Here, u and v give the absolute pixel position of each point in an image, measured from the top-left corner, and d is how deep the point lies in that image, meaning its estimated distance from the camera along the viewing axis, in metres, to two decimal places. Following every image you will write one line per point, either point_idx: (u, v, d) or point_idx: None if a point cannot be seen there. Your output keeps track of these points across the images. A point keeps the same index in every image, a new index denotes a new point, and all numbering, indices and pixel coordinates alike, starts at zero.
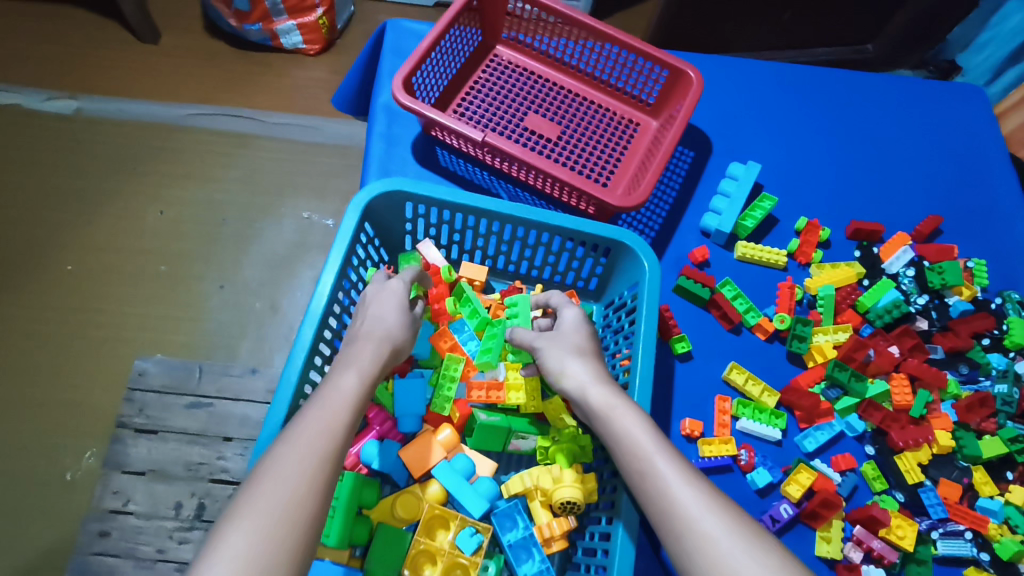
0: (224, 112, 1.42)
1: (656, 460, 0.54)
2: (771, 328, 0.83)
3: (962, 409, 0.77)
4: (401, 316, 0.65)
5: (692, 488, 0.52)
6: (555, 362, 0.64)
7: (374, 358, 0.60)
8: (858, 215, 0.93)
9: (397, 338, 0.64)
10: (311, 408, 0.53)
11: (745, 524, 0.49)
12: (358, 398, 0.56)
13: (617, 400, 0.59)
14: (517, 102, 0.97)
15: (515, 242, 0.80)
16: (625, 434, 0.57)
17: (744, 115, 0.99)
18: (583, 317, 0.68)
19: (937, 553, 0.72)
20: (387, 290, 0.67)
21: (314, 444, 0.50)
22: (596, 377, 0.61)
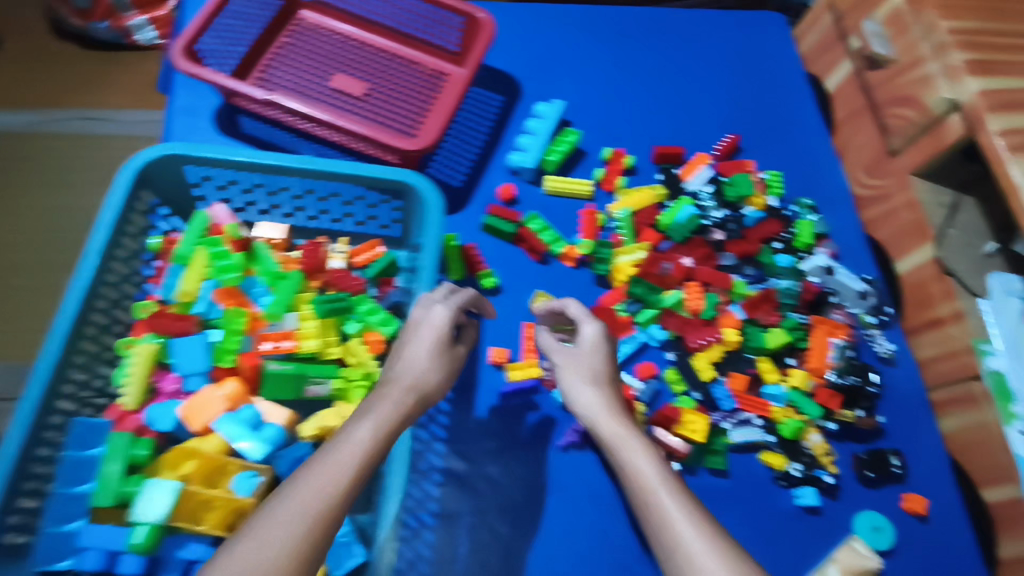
0: (66, 113, 1.36)
1: (660, 492, 0.55)
2: (576, 255, 0.86)
3: (748, 306, 0.82)
4: (432, 357, 0.60)
5: (677, 498, 0.54)
6: (569, 385, 0.66)
7: (400, 413, 0.55)
8: (660, 140, 0.98)
9: (428, 386, 0.59)
10: (308, 468, 0.48)
11: (708, 517, 0.53)
12: (374, 455, 0.51)
13: (628, 432, 0.61)
14: (322, 62, 0.97)
15: (308, 196, 0.80)
16: (631, 468, 0.58)
17: (551, 59, 1.03)
18: (606, 334, 0.69)
19: (731, 442, 0.78)
20: (434, 327, 0.62)
21: (298, 505, 0.46)
22: (608, 404, 0.63)
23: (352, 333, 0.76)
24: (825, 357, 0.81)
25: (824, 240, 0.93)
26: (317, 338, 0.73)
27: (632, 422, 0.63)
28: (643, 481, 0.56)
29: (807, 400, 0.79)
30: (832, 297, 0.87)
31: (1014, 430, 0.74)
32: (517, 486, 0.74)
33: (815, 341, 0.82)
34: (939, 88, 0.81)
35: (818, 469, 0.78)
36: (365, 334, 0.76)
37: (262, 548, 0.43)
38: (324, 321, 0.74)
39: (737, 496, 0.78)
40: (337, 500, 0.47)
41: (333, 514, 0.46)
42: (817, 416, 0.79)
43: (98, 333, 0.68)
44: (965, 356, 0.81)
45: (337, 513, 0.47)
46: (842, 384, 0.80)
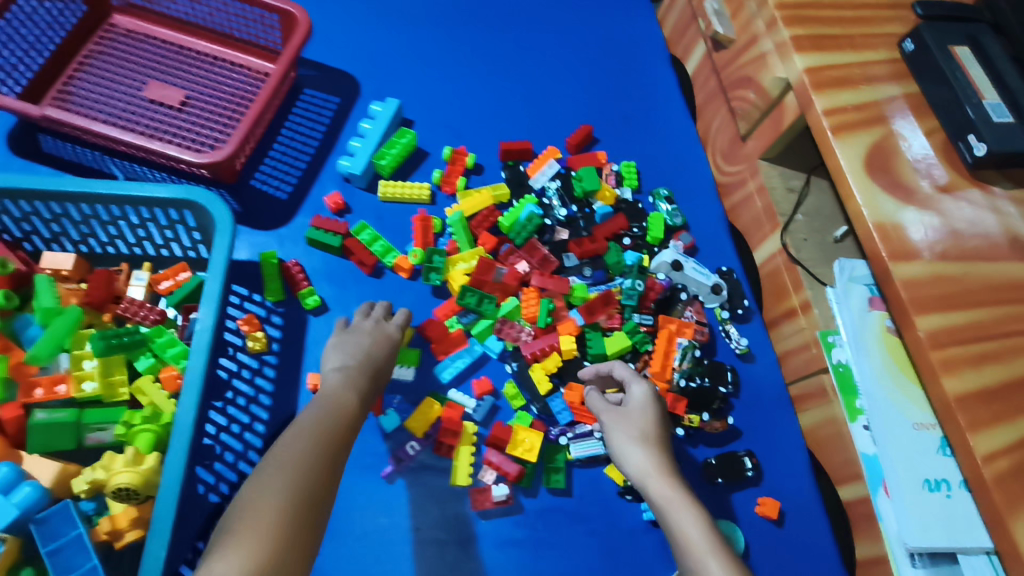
0: None
1: (707, 556, 0.53)
2: (408, 266, 0.81)
3: (585, 311, 0.77)
4: (382, 349, 0.66)
5: (719, 550, 0.53)
6: (621, 446, 0.64)
7: (367, 375, 0.62)
8: (507, 135, 0.92)
9: (381, 363, 0.65)
10: (306, 419, 0.54)
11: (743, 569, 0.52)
12: (356, 411, 0.58)
13: (675, 495, 0.59)
14: (135, 71, 0.89)
15: (93, 222, 0.73)
16: (678, 530, 0.56)
17: (391, 53, 0.96)
18: (658, 396, 0.68)
19: (572, 458, 0.74)
20: (382, 331, 0.68)
21: (322, 438, 0.52)
22: (659, 468, 0.61)
23: (143, 369, 0.69)
24: (668, 360, 0.77)
25: (680, 233, 0.88)
26: (100, 381, 0.67)
27: (681, 482, 0.61)
28: (687, 541, 0.55)
29: None
30: (683, 293, 0.82)
31: (858, 427, 0.71)
32: (339, 525, 0.69)
33: (658, 344, 0.77)
34: (774, 68, 0.78)
35: None
36: (158, 371, 0.69)
37: (270, 483, 0.47)
38: (106, 361, 0.67)
39: (581, 514, 0.73)
40: (339, 439, 0.54)
41: (338, 442, 0.53)
42: None
43: None
44: (814, 349, 0.77)
45: (339, 451, 0.53)
46: (687, 387, 0.76)
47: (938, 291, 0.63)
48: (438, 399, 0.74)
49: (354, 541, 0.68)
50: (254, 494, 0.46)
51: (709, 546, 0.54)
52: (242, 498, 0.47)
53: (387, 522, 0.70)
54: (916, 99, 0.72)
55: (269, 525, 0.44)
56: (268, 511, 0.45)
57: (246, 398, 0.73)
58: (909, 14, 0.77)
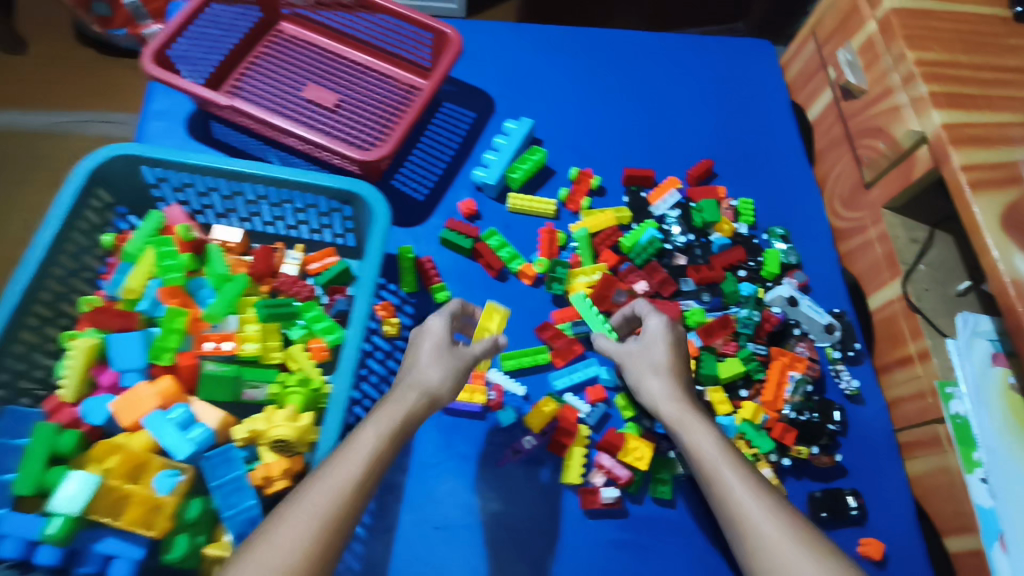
0: (86, 117, 1.43)
1: (722, 467, 0.57)
2: (533, 273, 0.86)
3: (703, 333, 0.80)
4: (435, 361, 0.60)
5: (731, 465, 0.57)
6: (637, 376, 0.68)
7: (403, 408, 0.57)
8: (631, 162, 0.97)
9: (429, 389, 0.59)
10: (313, 480, 0.51)
11: (779, 509, 0.53)
12: (379, 459, 0.53)
13: (686, 414, 0.62)
14: (298, 73, 0.98)
15: (262, 202, 0.80)
16: (693, 447, 0.59)
17: (528, 77, 1.03)
18: (668, 325, 0.70)
19: (678, 473, 0.76)
20: (428, 333, 0.63)
21: (326, 502, 0.49)
22: (669, 393, 0.64)
23: (295, 338, 0.75)
24: (780, 391, 0.78)
25: (794, 270, 0.90)
26: (259, 342, 0.73)
27: (693, 403, 0.64)
28: (702, 459, 0.58)
29: (758, 433, 0.76)
30: (795, 328, 0.84)
31: (975, 479, 0.71)
32: (456, 505, 0.73)
33: (771, 374, 0.79)
34: (907, 121, 0.81)
35: None
36: (308, 342, 0.75)
37: (283, 537, 0.46)
38: (266, 325, 0.74)
39: (682, 528, 0.75)
40: (355, 492, 0.51)
41: (346, 508, 0.49)
42: (768, 450, 0.75)
43: (42, 325, 0.69)
44: (931, 398, 0.78)
45: (346, 508, 0.49)
46: (797, 420, 0.78)
47: None
48: (554, 400, 0.78)
49: (468, 522, 0.72)
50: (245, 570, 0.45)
51: (721, 458, 0.58)
52: (254, 537, 0.47)
53: (499, 510, 0.73)
54: None
55: None
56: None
57: (379, 376, 0.79)
58: None
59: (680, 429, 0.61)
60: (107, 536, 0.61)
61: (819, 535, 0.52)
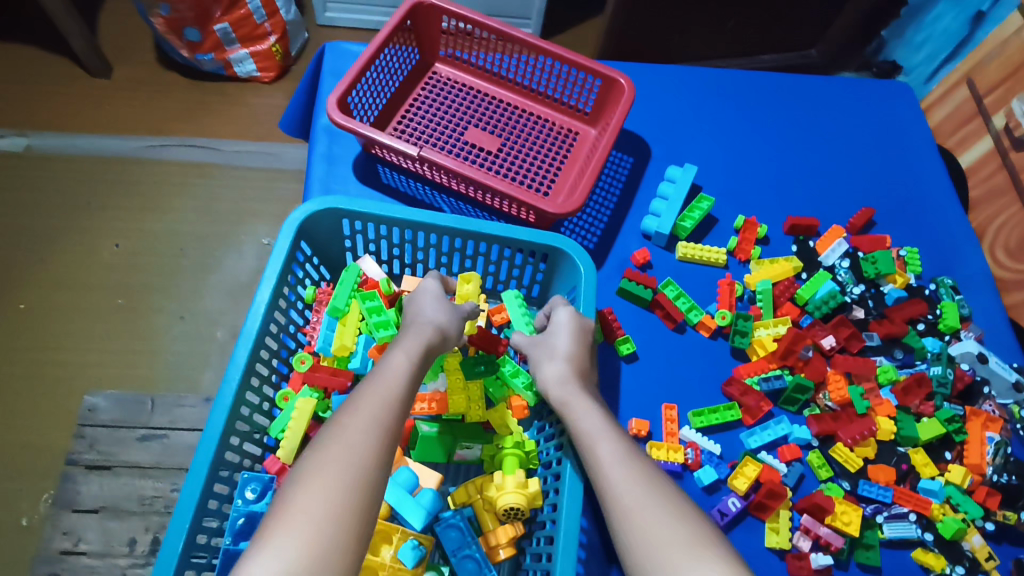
0: (182, 142, 1.40)
1: (599, 442, 0.58)
2: (713, 325, 0.85)
3: (901, 392, 0.79)
4: (442, 307, 0.67)
5: (614, 441, 0.59)
6: (535, 359, 0.68)
7: (423, 340, 0.62)
8: (793, 209, 0.96)
9: (444, 327, 0.65)
10: (351, 408, 0.54)
11: (660, 483, 0.55)
12: (410, 383, 0.58)
13: (574, 394, 0.63)
14: (457, 116, 0.98)
15: (454, 254, 0.80)
16: (576, 425, 0.61)
17: (680, 121, 1.02)
18: (575, 317, 0.68)
19: (884, 537, 0.74)
20: (427, 284, 0.70)
21: (369, 419, 0.53)
22: (567, 376, 0.64)
23: (497, 396, 0.75)
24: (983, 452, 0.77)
25: (968, 323, 0.89)
26: (466, 400, 0.71)
27: (587, 388, 0.65)
28: (584, 433, 0.60)
29: (966, 498, 0.74)
30: (984, 386, 0.82)
31: None
32: None
33: (972, 434, 0.78)
34: None
35: (980, 574, 0.72)
36: (510, 400, 0.74)
37: (326, 471, 0.49)
38: (472, 384, 0.73)
39: None
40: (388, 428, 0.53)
41: (388, 426, 0.53)
42: (977, 516, 0.74)
43: (259, 384, 0.68)
44: None
45: (392, 433, 0.53)
46: (1001, 483, 0.76)
47: None
48: (752, 459, 0.77)
49: None
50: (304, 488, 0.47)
51: (602, 432, 0.59)
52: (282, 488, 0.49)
53: None
54: None
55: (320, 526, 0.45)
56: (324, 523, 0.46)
57: None
58: None
59: (567, 405, 0.62)
60: None
61: (688, 507, 0.53)
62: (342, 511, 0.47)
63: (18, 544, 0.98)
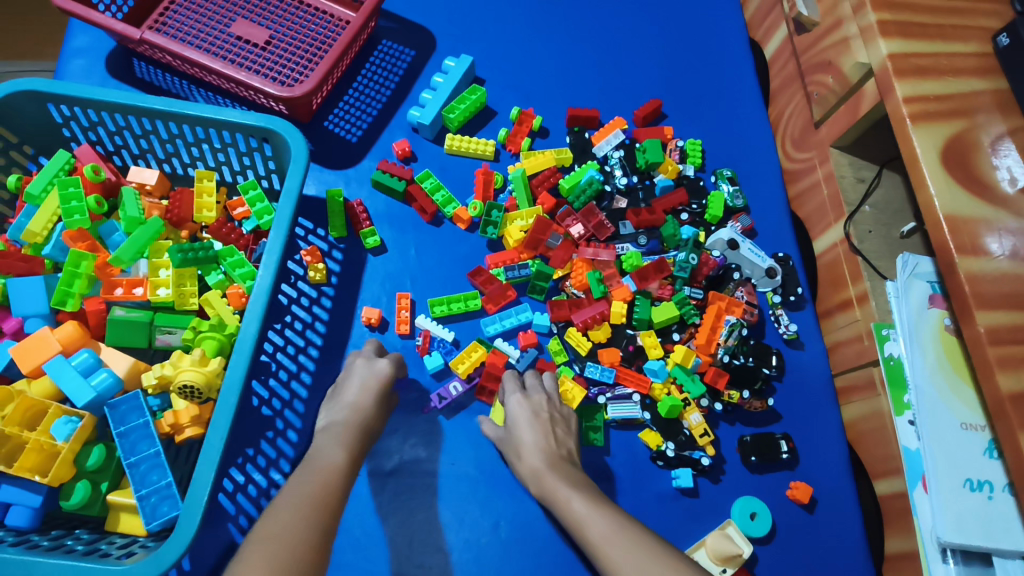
0: (23, 69, 1.03)
1: (585, 525, 0.56)
2: (467, 218, 0.82)
3: (638, 277, 0.78)
4: (365, 402, 0.65)
5: (594, 517, 0.56)
6: (514, 463, 0.66)
7: (341, 440, 0.61)
8: (577, 103, 0.93)
9: (368, 418, 0.64)
10: (293, 484, 0.54)
11: (629, 526, 0.55)
12: (347, 469, 0.58)
13: (557, 484, 0.61)
14: (225, 8, 0.93)
15: (178, 142, 0.77)
16: (565, 515, 0.59)
17: (471, 14, 0.98)
18: (524, 399, 0.69)
19: (609, 418, 0.74)
20: (371, 372, 0.68)
21: (315, 489, 0.54)
22: (544, 468, 0.63)
23: (213, 283, 0.73)
24: (714, 335, 0.77)
25: (739, 214, 0.88)
26: (173, 287, 0.70)
27: (567, 472, 0.63)
28: (571, 519, 0.58)
29: (689, 377, 0.74)
30: (736, 273, 0.81)
31: (903, 421, 0.70)
32: (381, 452, 0.71)
33: (705, 319, 0.77)
34: (856, 53, 0.76)
35: (695, 450, 0.73)
36: (225, 288, 0.73)
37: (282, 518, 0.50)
38: (182, 271, 0.71)
39: (611, 474, 0.73)
40: (331, 489, 0.55)
41: (329, 518, 0.52)
42: (698, 395, 0.74)
43: None
44: (868, 340, 0.77)
45: (335, 504, 0.54)
46: (731, 364, 0.76)
47: (1005, 289, 0.62)
48: (483, 345, 0.76)
49: (392, 469, 0.71)
50: (254, 557, 0.46)
51: (592, 510, 0.57)
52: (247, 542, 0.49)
53: (429, 453, 0.72)
54: (1004, 95, 0.70)
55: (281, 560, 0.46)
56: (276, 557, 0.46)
57: (303, 323, 0.76)
58: (1007, 8, 0.74)
59: (551, 499, 0.61)
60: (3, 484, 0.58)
61: (665, 544, 0.54)
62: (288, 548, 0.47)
63: None
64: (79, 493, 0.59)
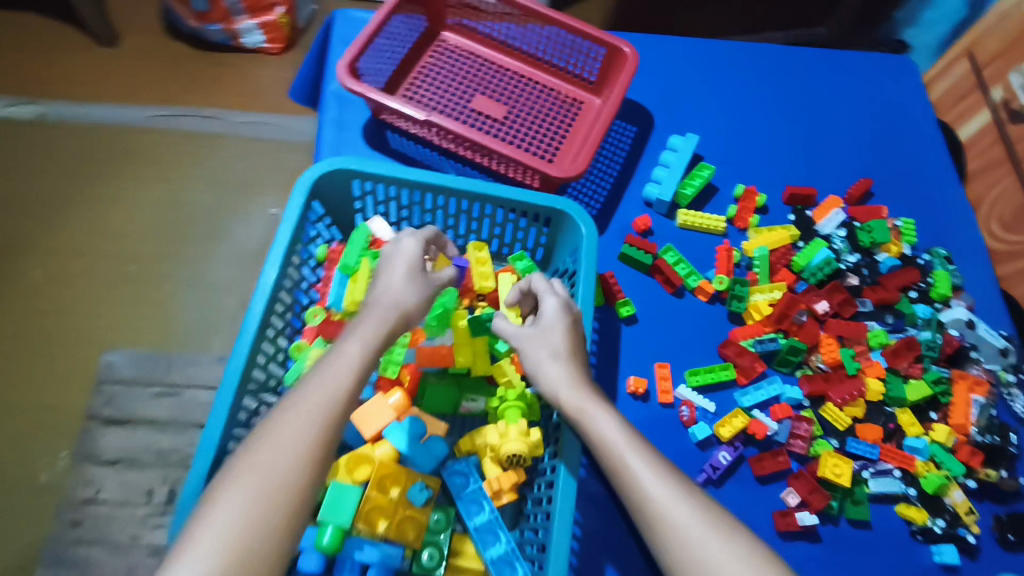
0: (190, 112, 1.42)
1: (627, 452, 0.57)
2: (711, 290, 0.87)
3: (890, 355, 0.82)
4: (410, 283, 0.64)
5: (636, 450, 0.58)
6: (534, 361, 0.65)
7: (385, 327, 0.60)
8: (792, 180, 0.98)
9: (404, 304, 0.62)
10: (298, 394, 0.53)
11: (702, 504, 0.54)
12: (363, 372, 0.56)
13: (587, 403, 0.61)
14: (464, 84, 1.01)
15: (461, 216, 0.83)
16: (597, 436, 0.59)
17: (683, 93, 1.04)
18: (564, 307, 0.67)
19: (870, 492, 0.77)
20: (403, 252, 0.66)
21: (313, 415, 0.51)
22: (569, 380, 0.62)
23: (502, 351, 0.76)
24: (966, 413, 0.80)
25: (959, 292, 0.92)
26: (473, 355, 0.74)
27: (594, 390, 0.63)
28: (606, 443, 0.58)
29: (949, 456, 0.78)
30: (973, 351, 0.85)
31: None
32: None
33: (956, 396, 0.81)
34: None
35: (960, 527, 0.76)
36: (514, 354, 0.77)
37: (265, 463, 0.49)
38: (479, 339, 0.75)
39: (878, 548, 0.76)
40: (339, 403, 0.53)
41: (321, 443, 0.51)
42: (960, 473, 0.77)
43: (274, 337, 0.72)
44: None
45: (328, 424, 0.52)
46: (983, 442, 0.79)
47: None
48: (744, 412, 0.80)
49: None
50: (249, 516, 0.46)
51: (632, 448, 0.58)
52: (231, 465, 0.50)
53: None
54: None
55: (264, 506, 0.47)
56: (252, 513, 0.46)
57: None
58: None
59: (584, 417, 0.60)
60: (366, 545, 0.62)
61: (730, 521, 0.54)
62: (266, 502, 0.47)
63: (40, 497, 1.02)
64: (432, 559, 0.64)
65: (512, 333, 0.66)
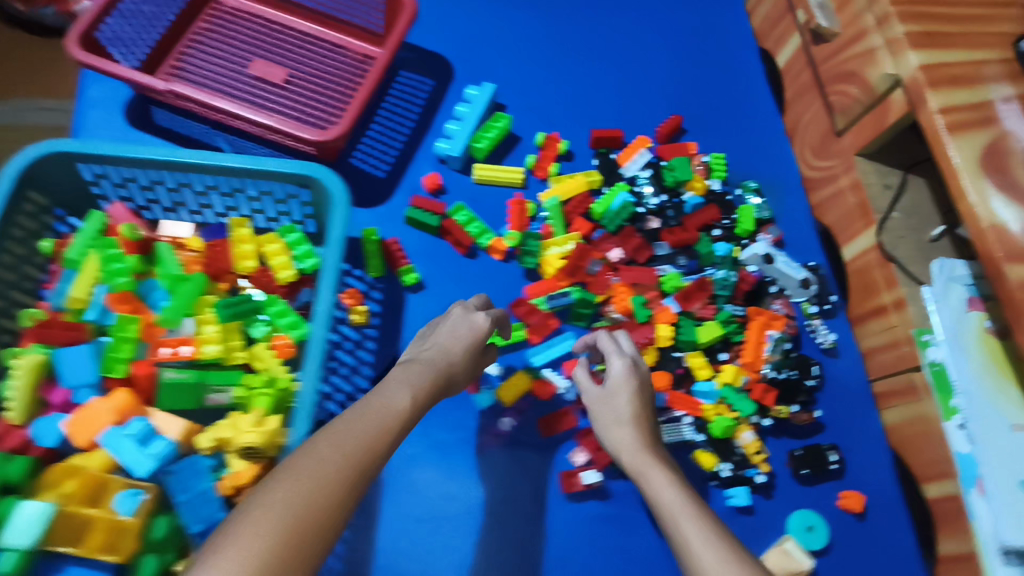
0: None
1: (679, 518, 0.55)
2: (504, 248, 0.82)
3: (681, 298, 0.79)
4: (459, 345, 0.62)
5: (691, 514, 0.55)
6: (602, 426, 0.66)
7: (417, 388, 0.55)
8: (598, 123, 0.93)
9: (451, 361, 0.60)
10: (347, 419, 0.48)
11: (720, 532, 0.53)
12: (394, 428, 0.50)
13: (649, 465, 0.61)
14: (241, 47, 0.92)
15: (213, 193, 0.75)
16: (654, 497, 0.58)
17: (485, 38, 0.97)
18: (631, 367, 0.67)
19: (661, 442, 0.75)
20: (466, 321, 0.64)
21: (342, 461, 0.45)
22: (636, 444, 0.63)
23: (258, 336, 0.72)
24: (759, 351, 0.78)
25: (767, 226, 0.89)
26: (219, 344, 0.70)
27: (661, 455, 0.63)
28: (663, 505, 0.57)
29: (739, 397, 0.75)
30: (772, 286, 0.83)
31: (953, 426, 0.70)
32: (444, 494, 0.72)
33: (749, 335, 0.78)
34: (883, 64, 0.77)
35: (749, 468, 0.74)
36: (272, 339, 0.72)
37: (284, 491, 0.41)
38: (226, 327, 0.70)
39: None
40: (381, 452, 0.48)
41: (352, 491, 0.44)
42: (750, 413, 0.75)
43: None
44: (906, 346, 0.77)
45: (357, 484, 0.45)
46: (777, 379, 0.77)
47: None
48: (528, 374, 0.76)
49: (455, 511, 0.72)
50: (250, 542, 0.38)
51: (679, 510, 0.55)
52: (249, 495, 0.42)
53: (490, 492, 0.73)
54: None
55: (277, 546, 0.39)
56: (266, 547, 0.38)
57: (348, 367, 0.75)
58: None
59: (643, 473, 0.61)
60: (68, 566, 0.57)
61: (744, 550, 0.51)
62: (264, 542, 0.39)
63: None
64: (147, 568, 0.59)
65: (584, 390, 0.68)
